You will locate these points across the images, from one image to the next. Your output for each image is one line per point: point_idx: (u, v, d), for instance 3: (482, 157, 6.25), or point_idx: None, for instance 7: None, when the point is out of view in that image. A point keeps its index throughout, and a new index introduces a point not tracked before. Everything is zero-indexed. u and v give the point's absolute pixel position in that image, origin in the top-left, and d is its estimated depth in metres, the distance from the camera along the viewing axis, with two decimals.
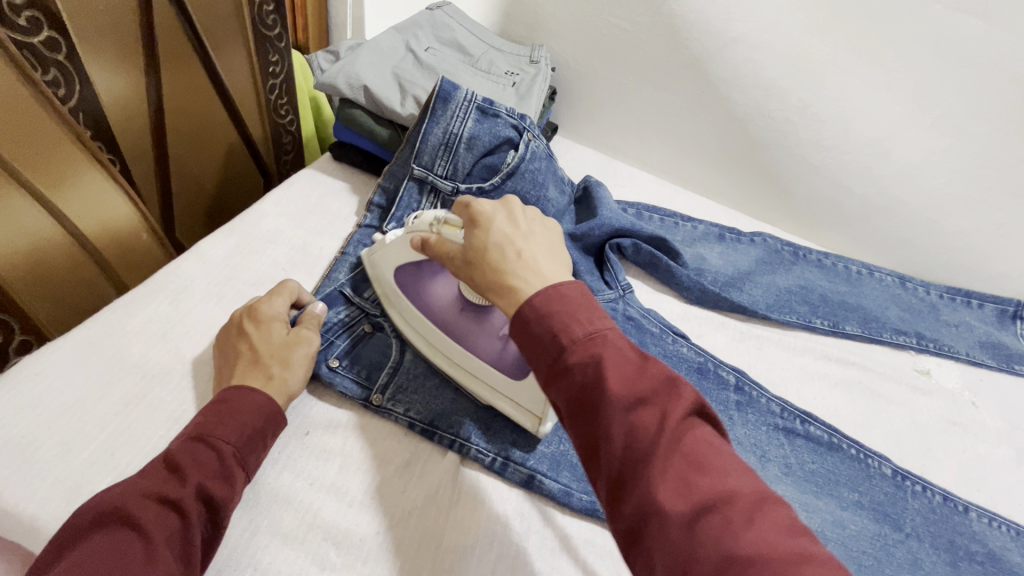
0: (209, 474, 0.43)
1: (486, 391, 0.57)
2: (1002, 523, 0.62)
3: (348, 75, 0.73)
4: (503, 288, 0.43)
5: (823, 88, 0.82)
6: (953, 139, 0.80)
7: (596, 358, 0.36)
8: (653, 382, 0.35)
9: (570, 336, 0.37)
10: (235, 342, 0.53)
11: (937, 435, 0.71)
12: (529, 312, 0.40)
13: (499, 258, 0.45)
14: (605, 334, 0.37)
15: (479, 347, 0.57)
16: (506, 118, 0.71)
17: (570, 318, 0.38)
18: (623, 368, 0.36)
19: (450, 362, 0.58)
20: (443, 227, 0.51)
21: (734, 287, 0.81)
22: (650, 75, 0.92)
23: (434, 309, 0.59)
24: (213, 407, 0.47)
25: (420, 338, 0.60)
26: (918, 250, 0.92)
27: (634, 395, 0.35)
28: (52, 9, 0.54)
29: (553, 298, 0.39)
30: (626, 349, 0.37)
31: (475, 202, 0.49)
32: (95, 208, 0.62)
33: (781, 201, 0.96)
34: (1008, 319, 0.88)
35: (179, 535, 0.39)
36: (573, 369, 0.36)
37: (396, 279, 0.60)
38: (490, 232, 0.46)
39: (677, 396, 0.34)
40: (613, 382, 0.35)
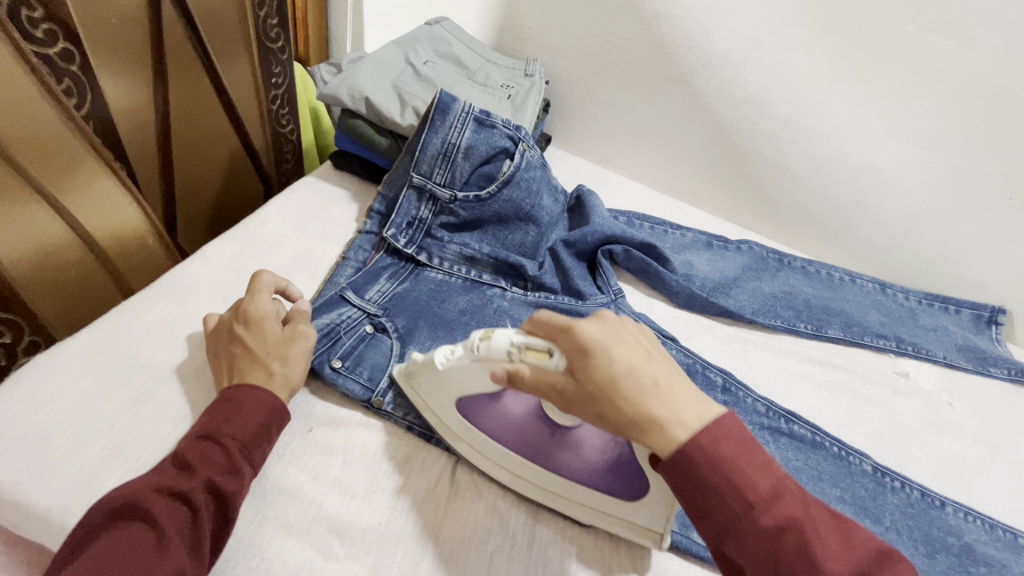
0: (216, 470, 0.44)
1: (594, 517, 0.52)
2: (976, 517, 0.65)
3: (350, 88, 0.76)
4: (646, 424, 0.41)
5: (804, 103, 0.86)
6: (927, 152, 0.84)
7: (791, 522, 0.39)
8: (859, 555, 0.39)
9: (757, 493, 0.39)
10: (229, 344, 0.53)
11: (915, 434, 0.74)
12: (698, 456, 0.40)
13: (636, 394, 0.41)
14: (788, 489, 0.40)
15: (574, 468, 0.52)
16: (501, 129, 0.74)
17: (750, 470, 0.40)
18: (829, 539, 0.39)
19: (544, 490, 0.53)
20: (527, 355, 0.45)
21: (721, 293, 0.84)
22: (640, 89, 0.96)
23: (515, 434, 0.53)
24: (218, 406, 0.48)
25: (500, 468, 0.54)
26: (898, 258, 0.95)
27: (844, 569, 0.38)
28: (67, 21, 0.57)
29: (722, 442, 0.40)
30: (821, 513, 0.40)
31: (577, 324, 0.44)
32: (106, 214, 0.64)
33: (767, 210, 0.99)
34: (983, 324, 0.91)
35: (189, 529, 0.41)
36: (766, 533, 0.38)
37: (462, 411, 0.53)
38: (612, 361, 0.42)
39: (886, 572, 0.38)
40: (824, 556, 0.38)
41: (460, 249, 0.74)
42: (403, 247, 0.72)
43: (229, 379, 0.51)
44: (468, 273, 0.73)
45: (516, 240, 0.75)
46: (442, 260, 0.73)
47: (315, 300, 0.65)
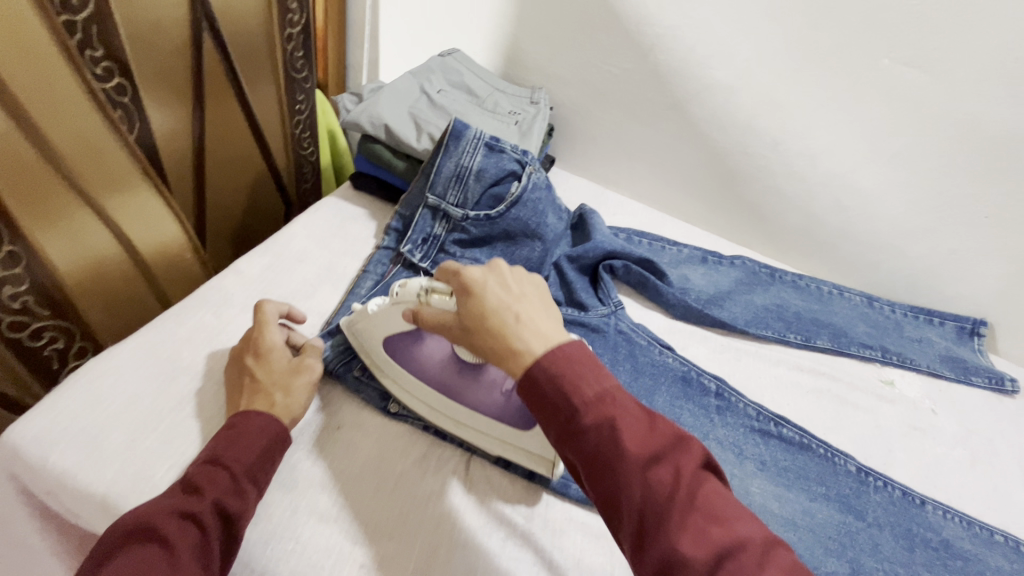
0: (223, 492, 0.47)
1: (495, 445, 0.60)
2: (955, 514, 0.69)
3: (370, 115, 0.83)
4: (506, 351, 0.48)
5: (791, 128, 0.93)
6: (906, 174, 0.90)
7: (608, 418, 0.43)
8: (664, 439, 0.43)
9: (581, 398, 0.44)
10: (240, 374, 0.58)
11: (899, 438, 0.78)
12: (538, 373, 0.45)
13: (498, 324, 0.49)
14: (610, 394, 0.44)
15: (481, 404, 0.59)
16: (510, 154, 0.81)
17: (578, 379, 0.44)
18: (636, 429, 0.43)
19: (456, 422, 0.61)
20: (431, 296, 0.55)
21: (716, 305, 0.89)
22: (639, 114, 1.02)
23: (431, 373, 0.61)
24: (224, 432, 0.52)
25: (418, 402, 0.62)
26: (884, 273, 1.01)
27: (649, 453, 0.42)
28: (123, 59, 0.63)
29: (558, 360, 0.45)
30: (636, 410, 0.44)
31: (465, 269, 0.53)
32: (150, 229, 0.70)
33: (760, 228, 1.05)
34: (966, 335, 0.96)
35: (199, 547, 0.44)
36: (589, 430, 0.43)
37: (386, 348, 0.61)
38: (484, 298, 0.50)
39: (684, 452, 0.42)
40: (629, 443, 0.42)
41: (471, 264, 0.79)
42: (418, 262, 0.77)
43: (237, 405, 0.55)
44: None
45: (523, 255, 0.80)
46: None
47: (338, 310, 0.71)
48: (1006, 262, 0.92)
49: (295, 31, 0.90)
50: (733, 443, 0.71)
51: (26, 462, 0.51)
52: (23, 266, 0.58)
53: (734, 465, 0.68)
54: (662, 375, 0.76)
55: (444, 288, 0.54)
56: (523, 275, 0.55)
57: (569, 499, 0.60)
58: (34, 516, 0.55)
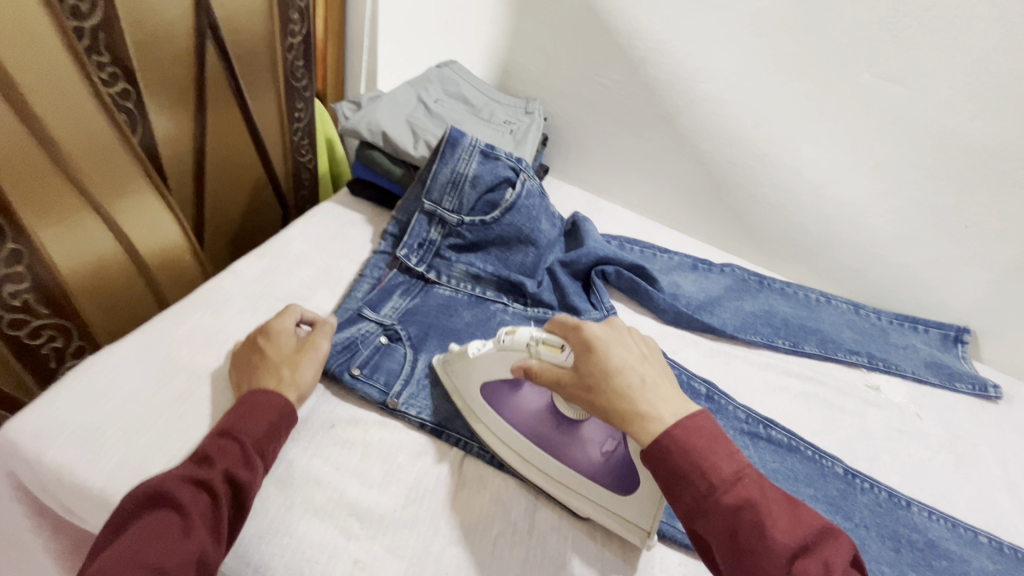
0: (233, 463, 0.50)
1: (589, 507, 0.57)
2: (940, 516, 0.71)
3: (369, 123, 0.85)
4: (632, 416, 0.51)
5: (778, 140, 0.96)
6: (888, 185, 0.93)
7: (748, 502, 0.46)
8: (810, 530, 0.46)
9: (722, 478, 0.47)
10: (250, 352, 0.60)
11: (885, 441, 0.80)
12: (676, 447, 0.48)
13: (623, 387, 0.51)
14: (748, 475, 0.48)
15: (580, 462, 0.58)
16: (505, 161, 0.83)
17: (716, 458, 0.48)
18: (781, 517, 0.46)
19: (548, 477, 0.59)
20: (542, 348, 0.55)
21: (706, 310, 0.92)
22: (630, 126, 1.05)
23: (531, 426, 0.60)
24: (235, 407, 0.54)
25: (511, 453, 0.60)
26: (870, 282, 1.03)
27: (793, 542, 0.44)
28: (129, 65, 0.65)
29: (692, 434, 0.49)
30: (777, 496, 0.47)
31: (584, 324, 0.55)
32: (151, 232, 0.72)
33: (749, 237, 1.07)
34: (949, 342, 0.99)
35: (210, 513, 0.46)
36: (727, 509, 0.46)
37: (483, 394, 0.62)
38: (607, 358, 0.53)
39: (827, 543, 0.45)
40: (774, 529, 0.45)
41: (466, 268, 0.81)
42: (414, 265, 0.79)
43: (247, 384, 0.58)
44: (473, 290, 0.81)
45: (516, 260, 0.83)
46: (449, 277, 0.81)
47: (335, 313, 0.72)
48: (986, 270, 0.94)
49: (296, 42, 0.92)
50: None
51: (22, 457, 0.52)
52: (26, 264, 0.59)
53: None
54: None
55: (557, 341, 0.55)
56: (636, 335, 0.57)
57: None
58: (29, 511, 0.56)
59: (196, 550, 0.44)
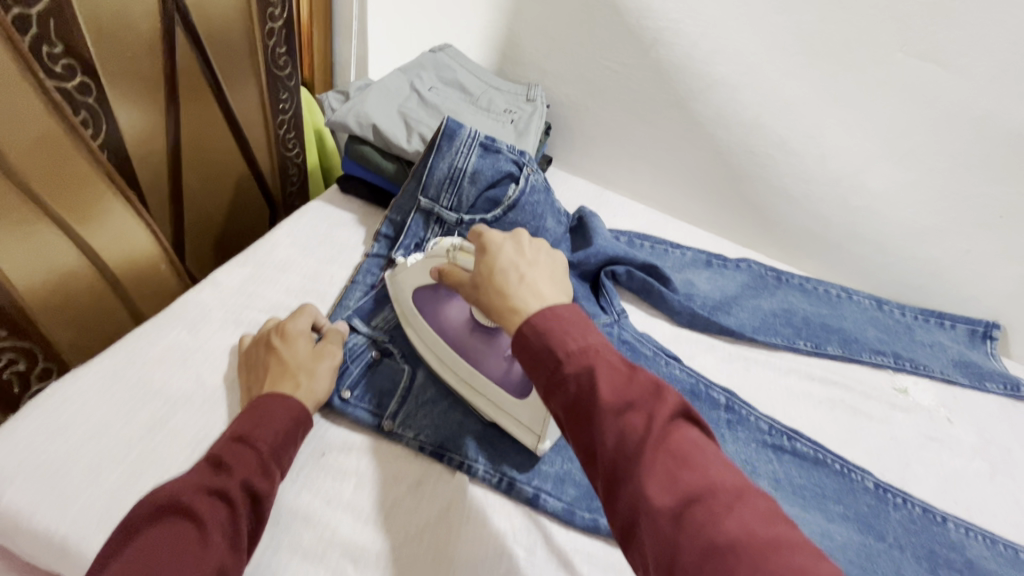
0: (251, 471, 0.45)
1: (491, 408, 0.59)
2: (977, 532, 0.66)
3: (358, 114, 0.78)
4: (504, 308, 0.45)
5: (798, 126, 0.89)
6: (917, 174, 0.86)
7: (589, 368, 0.39)
8: (642, 389, 0.38)
9: (564, 350, 0.41)
10: (264, 357, 0.56)
11: (915, 450, 0.75)
12: (528, 329, 0.43)
13: (501, 285, 0.47)
14: (594, 348, 0.41)
15: (484, 363, 0.60)
16: (507, 154, 0.76)
17: (563, 333, 0.41)
18: (613, 377, 0.39)
19: (458, 378, 0.61)
20: (458, 254, 0.55)
21: (722, 311, 0.86)
22: (639, 112, 0.98)
23: (449, 330, 0.61)
24: (248, 412, 0.50)
25: (426, 350, 0.63)
26: (894, 276, 0.97)
27: (621, 401, 0.38)
28: (87, 57, 0.58)
29: (547, 318, 0.42)
30: (616, 362, 0.40)
31: (488, 231, 0.51)
32: (118, 240, 0.66)
33: (765, 230, 1.01)
34: (978, 339, 0.93)
35: (230, 527, 0.42)
36: (568, 381, 0.40)
37: (415, 299, 0.63)
38: (497, 260, 0.48)
39: (662, 400, 0.37)
40: (602, 390, 0.38)
41: None
42: None
43: (261, 390, 0.54)
44: None
45: None
46: None
47: None
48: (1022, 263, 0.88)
49: (277, 27, 0.84)
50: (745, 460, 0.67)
51: None
52: None
53: None
54: None
55: (470, 248, 0.54)
56: (543, 247, 0.52)
57: (571, 526, 0.55)
58: None
59: (218, 563, 0.39)
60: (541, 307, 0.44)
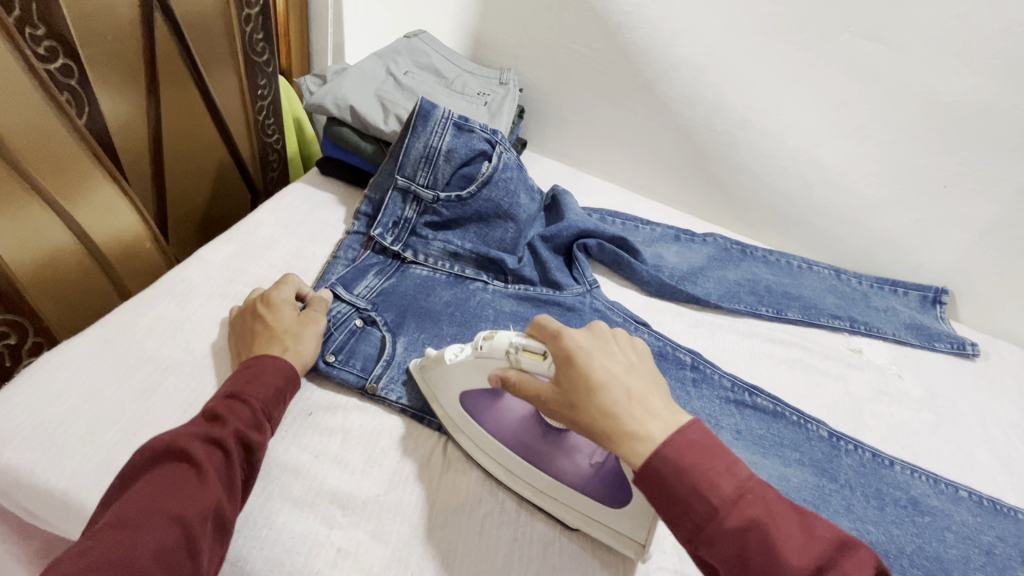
0: (244, 423, 0.48)
1: (579, 521, 0.53)
2: (922, 473, 0.72)
3: (335, 97, 0.81)
4: (621, 436, 0.45)
5: (757, 104, 0.94)
6: (867, 147, 0.92)
7: (754, 522, 0.40)
8: (824, 547, 0.40)
9: (720, 496, 0.41)
10: (251, 324, 0.59)
11: (868, 403, 0.81)
12: (666, 468, 0.43)
13: (609, 404, 0.46)
14: (751, 489, 0.42)
15: (566, 473, 0.54)
16: (479, 133, 0.79)
17: (712, 473, 0.42)
18: (791, 534, 0.40)
19: (535, 490, 0.55)
20: (522, 356, 0.51)
21: (689, 281, 0.91)
22: (608, 95, 1.02)
23: (514, 436, 0.56)
24: (241, 372, 0.53)
25: (493, 462, 0.57)
26: (851, 247, 1.03)
27: (809, 563, 0.39)
28: (68, 38, 0.60)
29: (685, 450, 0.43)
30: (784, 509, 0.42)
31: (566, 333, 0.49)
32: (103, 218, 0.68)
33: (730, 207, 1.06)
34: (928, 303, 0.99)
35: (224, 471, 0.45)
36: (731, 535, 0.40)
37: (464, 403, 0.58)
38: (593, 369, 0.47)
39: (850, 557, 0.39)
40: (786, 551, 0.40)
41: (443, 246, 0.79)
42: (389, 245, 0.77)
43: (248, 354, 0.57)
44: (451, 268, 0.78)
45: (495, 237, 0.81)
46: (426, 256, 0.78)
47: None
48: (966, 231, 0.94)
49: (255, 13, 0.86)
50: (709, 414, 0.72)
51: None
52: None
53: None
54: None
55: (537, 348, 0.50)
56: (623, 339, 0.52)
57: None
58: None
59: (213, 503, 0.42)
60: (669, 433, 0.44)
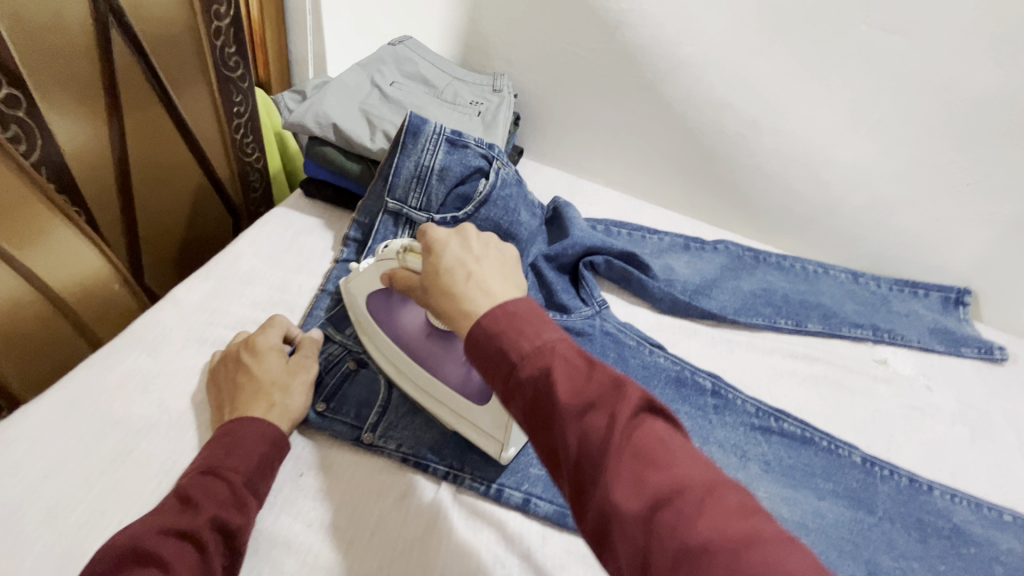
0: (222, 505, 0.43)
1: (451, 417, 0.57)
2: (963, 497, 0.67)
3: (316, 114, 0.74)
4: (453, 313, 0.43)
5: (766, 102, 0.88)
6: (886, 145, 0.86)
7: (545, 370, 0.37)
8: (601, 384, 0.36)
9: (518, 352, 0.38)
10: (234, 375, 0.54)
11: (899, 421, 0.76)
12: (479, 332, 0.40)
13: (448, 285, 0.44)
14: (549, 342, 0.38)
15: (445, 371, 0.58)
16: (474, 149, 0.73)
17: (517, 333, 0.38)
18: (574, 379, 0.36)
19: (415, 386, 0.59)
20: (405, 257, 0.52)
21: (703, 295, 0.86)
22: (607, 97, 0.96)
23: (404, 336, 0.60)
24: (218, 441, 0.47)
25: (386, 361, 0.61)
26: (869, 249, 0.98)
27: (583, 400, 0.35)
28: (10, 65, 0.53)
29: (501, 317, 0.40)
30: (575, 357, 0.37)
31: (429, 227, 0.49)
32: (64, 263, 0.63)
33: (740, 210, 1.01)
34: (951, 306, 0.95)
35: (200, 570, 0.39)
36: (525, 385, 0.37)
37: (368, 306, 0.61)
38: (442, 258, 0.46)
39: (625, 395, 0.35)
40: (562, 393, 0.36)
41: None
42: None
43: (230, 413, 0.51)
44: None
45: None
46: None
47: None
48: (991, 229, 0.89)
49: (226, 25, 0.79)
50: (735, 444, 0.67)
51: None
52: None
53: (737, 470, 0.64)
54: (654, 378, 0.71)
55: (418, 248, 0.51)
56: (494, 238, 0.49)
57: (566, 528, 0.54)
58: None
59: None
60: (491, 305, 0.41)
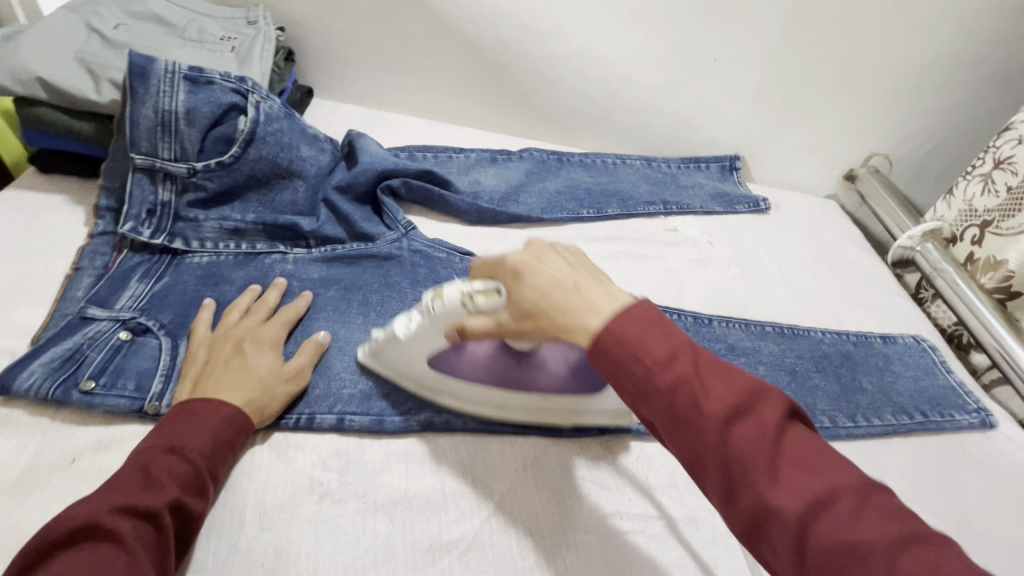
0: (184, 488, 0.43)
1: (574, 416, 0.59)
2: (735, 322, 0.80)
3: (11, 69, 0.63)
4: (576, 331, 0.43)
5: (533, 5, 0.91)
6: (642, 35, 0.94)
7: (684, 379, 0.38)
8: (744, 390, 0.38)
9: (654, 360, 0.40)
10: (229, 329, 0.57)
11: (685, 273, 0.88)
12: (610, 339, 0.41)
13: (562, 303, 0.44)
14: (683, 350, 0.40)
15: (548, 382, 0.56)
16: (222, 84, 0.67)
17: (648, 339, 0.40)
18: (716, 383, 0.38)
19: (528, 412, 0.58)
20: (477, 299, 0.47)
21: (510, 201, 0.89)
22: (382, 20, 0.92)
23: (489, 374, 0.56)
24: (182, 418, 0.47)
25: (488, 407, 0.58)
26: (655, 134, 1.08)
27: (729, 411, 0.37)
28: None
29: (625, 322, 0.41)
30: (716, 364, 0.39)
31: (507, 257, 0.48)
32: None
33: (538, 117, 1.05)
34: (727, 172, 1.09)
35: (155, 547, 0.40)
36: (665, 393, 0.39)
37: (431, 366, 0.56)
38: (541, 279, 0.45)
39: (767, 405, 0.37)
40: (711, 402, 0.37)
41: (220, 224, 0.68)
42: (149, 240, 0.64)
43: (199, 368, 0.53)
44: (238, 247, 0.69)
45: (285, 201, 0.72)
46: (202, 240, 0.67)
47: (49, 323, 0.57)
48: (741, 98, 1.02)
49: None
50: None
51: None
52: None
53: None
54: None
55: (489, 287, 0.47)
56: (567, 253, 0.49)
57: (385, 434, 0.57)
58: None
59: None
60: (614, 308, 0.42)
